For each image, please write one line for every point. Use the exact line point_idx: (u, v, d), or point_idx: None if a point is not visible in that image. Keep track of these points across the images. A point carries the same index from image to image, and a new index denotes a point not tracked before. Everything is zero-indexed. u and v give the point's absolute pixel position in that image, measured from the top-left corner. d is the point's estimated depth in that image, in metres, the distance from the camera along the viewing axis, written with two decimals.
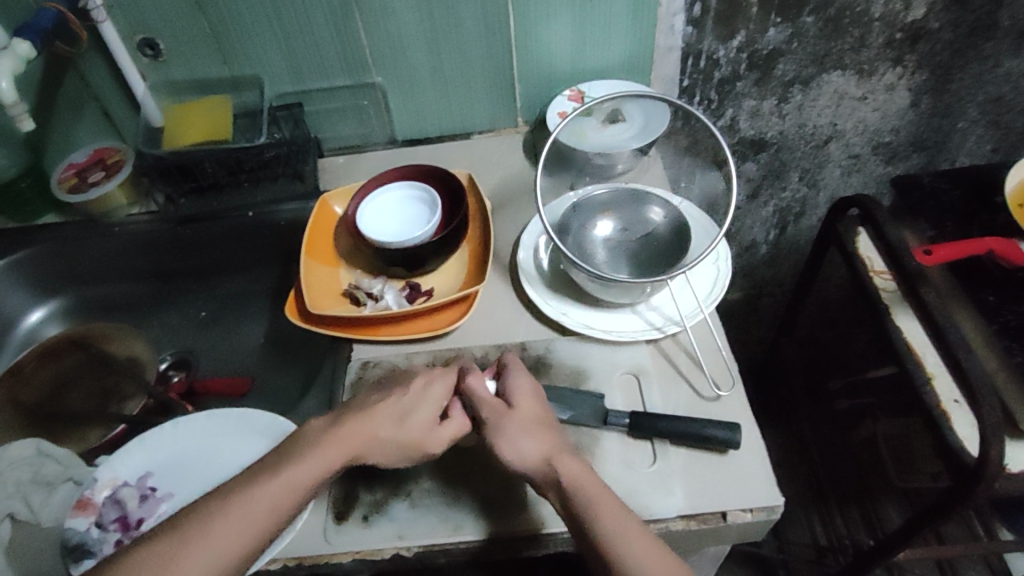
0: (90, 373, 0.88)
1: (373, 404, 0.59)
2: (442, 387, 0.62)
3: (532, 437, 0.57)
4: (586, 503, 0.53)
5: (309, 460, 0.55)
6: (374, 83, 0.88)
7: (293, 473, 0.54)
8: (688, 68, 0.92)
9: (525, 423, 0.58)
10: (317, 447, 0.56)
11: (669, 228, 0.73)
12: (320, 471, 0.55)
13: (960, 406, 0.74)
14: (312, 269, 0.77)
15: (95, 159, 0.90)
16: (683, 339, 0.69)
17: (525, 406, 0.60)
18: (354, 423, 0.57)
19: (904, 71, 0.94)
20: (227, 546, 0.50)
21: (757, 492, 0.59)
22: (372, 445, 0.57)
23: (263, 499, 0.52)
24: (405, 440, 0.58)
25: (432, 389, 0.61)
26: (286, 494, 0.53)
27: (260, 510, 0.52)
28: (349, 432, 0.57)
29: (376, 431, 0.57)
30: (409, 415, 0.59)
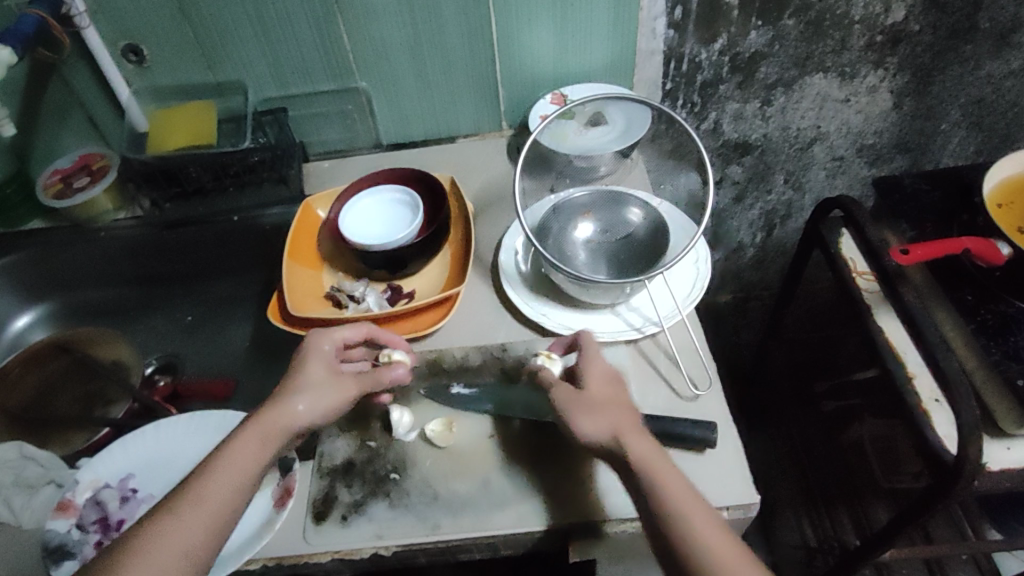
0: (75, 378, 0.88)
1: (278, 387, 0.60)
2: (331, 342, 0.63)
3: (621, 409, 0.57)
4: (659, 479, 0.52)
5: (234, 450, 0.56)
6: (359, 88, 0.89)
7: (229, 465, 0.55)
8: (671, 71, 0.92)
9: (608, 398, 0.58)
10: (240, 436, 0.57)
11: (648, 230, 0.73)
12: (250, 461, 0.56)
13: (941, 406, 0.75)
14: (294, 271, 0.78)
15: (81, 164, 0.90)
16: (663, 339, 0.70)
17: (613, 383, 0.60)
18: (269, 407, 0.58)
19: (886, 73, 0.95)
20: (175, 548, 0.51)
21: (734, 490, 0.59)
22: (291, 413, 0.58)
23: (208, 497, 0.53)
24: (319, 402, 0.59)
25: (324, 347, 0.62)
26: (227, 489, 0.54)
27: (204, 505, 0.53)
28: (267, 413, 0.58)
29: (285, 407, 0.58)
30: (307, 375, 0.60)
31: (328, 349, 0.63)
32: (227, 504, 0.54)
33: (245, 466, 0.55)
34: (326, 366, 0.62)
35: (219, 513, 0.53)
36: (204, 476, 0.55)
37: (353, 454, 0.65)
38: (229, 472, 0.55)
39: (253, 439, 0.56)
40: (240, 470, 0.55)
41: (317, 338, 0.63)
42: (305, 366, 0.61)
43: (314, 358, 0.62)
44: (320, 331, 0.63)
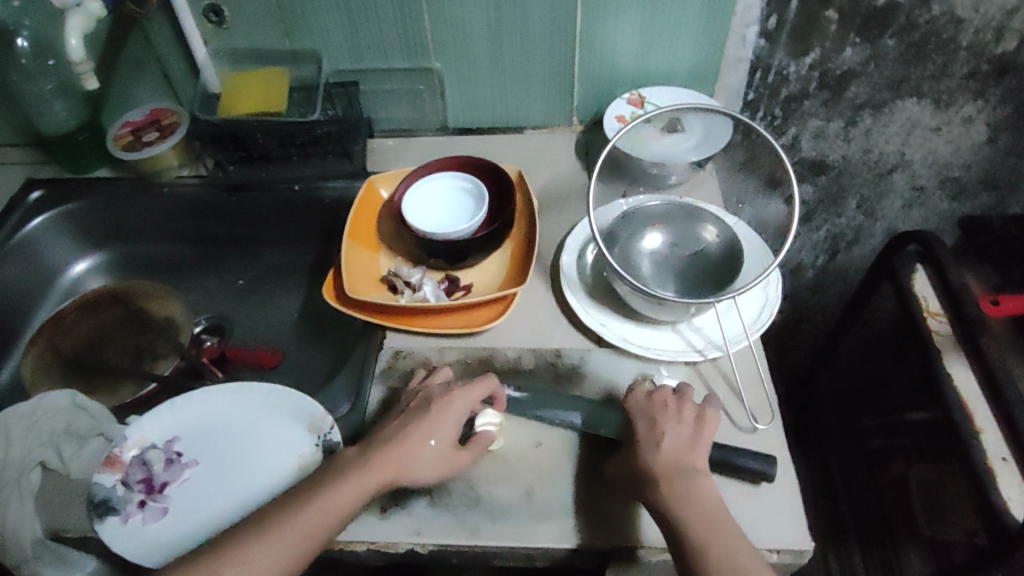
0: (127, 329, 0.89)
1: (399, 433, 0.59)
2: (462, 402, 0.61)
3: (677, 447, 0.57)
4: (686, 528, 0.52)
5: (341, 486, 0.56)
6: (433, 69, 0.87)
7: (326, 501, 0.55)
8: (755, 81, 0.89)
9: (655, 436, 0.58)
10: (351, 475, 0.56)
11: (721, 250, 0.70)
12: (353, 500, 0.55)
13: (1007, 465, 0.71)
14: (353, 250, 0.77)
15: (151, 118, 0.90)
16: (724, 364, 0.67)
17: (675, 420, 0.59)
18: (385, 452, 0.58)
19: (985, 104, 0.89)
20: (264, 568, 0.52)
21: (786, 530, 0.56)
22: (405, 467, 0.57)
23: (300, 523, 0.54)
24: (435, 463, 0.58)
25: (454, 405, 0.61)
26: (320, 521, 0.54)
27: (293, 532, 0.53)
28: (383, 460, 0.57)
29: (403, 455, 0.58)
30: (432, 435, 0.59)
31: (463, 412, 0.61)
32: (319, 534, 0.54)
33: (340, 507, 0.55)
34: (452, 432, 0.60)
35: (303, 543, 0.53)
36: (307, 501, 0.55)
37: None
38: (328, 509, 0.55)
39: (362, 482, 0.56)
40: (335, 509, 0.55)
41: (455, 397, 0.61)
42: (430, 418, 0.60)
43: (443, 419, 0.60)
44: (463, 394, 0.61)
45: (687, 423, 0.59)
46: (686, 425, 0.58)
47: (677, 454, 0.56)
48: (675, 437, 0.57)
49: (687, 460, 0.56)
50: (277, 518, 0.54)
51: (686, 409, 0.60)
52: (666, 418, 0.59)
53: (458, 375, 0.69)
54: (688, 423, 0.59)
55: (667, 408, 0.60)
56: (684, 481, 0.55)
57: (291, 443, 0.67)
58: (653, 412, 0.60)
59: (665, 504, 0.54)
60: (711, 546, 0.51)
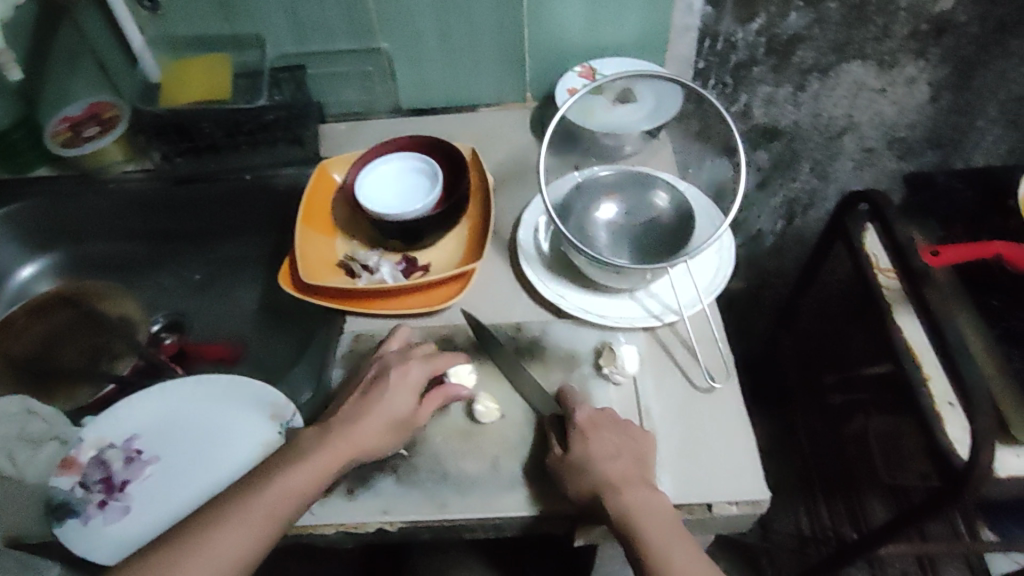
0: (81, 329, 0.87)
1: (359, 412, 0.60)
2: (419, 373, 0.62)
3: (626, 463, 0.57)
4: (640, 533, 0.54)
5: (303, 467, 0.56)
6: (381, 49, 0.86)
7: (287, 483, 0.55)
8: (704, 49, 0.89)
9: (606, 449, 0.57)
10: (314, 452, 0.57)
11: (674, 216, 0.71)
12: (312, 484, 0.56)
13: (954, 409, 0.75)
14: (307, 236, 0.76)
15: (91, 113, 0.88)
16: (681, 327, 0.69)
17: (623, 433, 0.59)
18: (346, 432, 0.58)
19: (926, 64, 0.91)
20: (229, 550, 0.53)
21: (743, 483, 0.59)
22: (365, 441, 0.58)
23: (263, 504, 0.54)
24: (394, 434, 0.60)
25: (411, 375, 0.62)
26: (281, 502, 0.55)
27: (257, 513, 0.54)
28: (344, 435, 0.58)
29: (364, 434, 0.58)
30: (389, 409, 0.60)
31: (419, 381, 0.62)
32: (280, 513, 0.55)
33: (302, 488, 0.56)
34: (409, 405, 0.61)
35: (267, 522, 0.54)
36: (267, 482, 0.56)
37: None
38: (288, 490, 0.55)
39: (322, 464, 0.57)
40: (295, 489, 0.55)
41: (409, 368, 0.62)
42: (388, 395, 0.60)
43: (400, 391, 0.61)
44: (418, 362, 0.63)
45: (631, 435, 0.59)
46: (628, 437, 0.59)
47: (627, 468, 0.57)
48: (623, 451, 0.58)
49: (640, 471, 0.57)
50: (239, 502, 0.55)
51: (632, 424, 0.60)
52: (615, 432, 0.59)
53: None
54: (629, 434, 0.59)
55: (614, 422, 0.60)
56: (642, 491, 0.56)
57: (254, 435, 0.66)
58: (604, 427, 0.59)
59: (620, 514, 0.55)
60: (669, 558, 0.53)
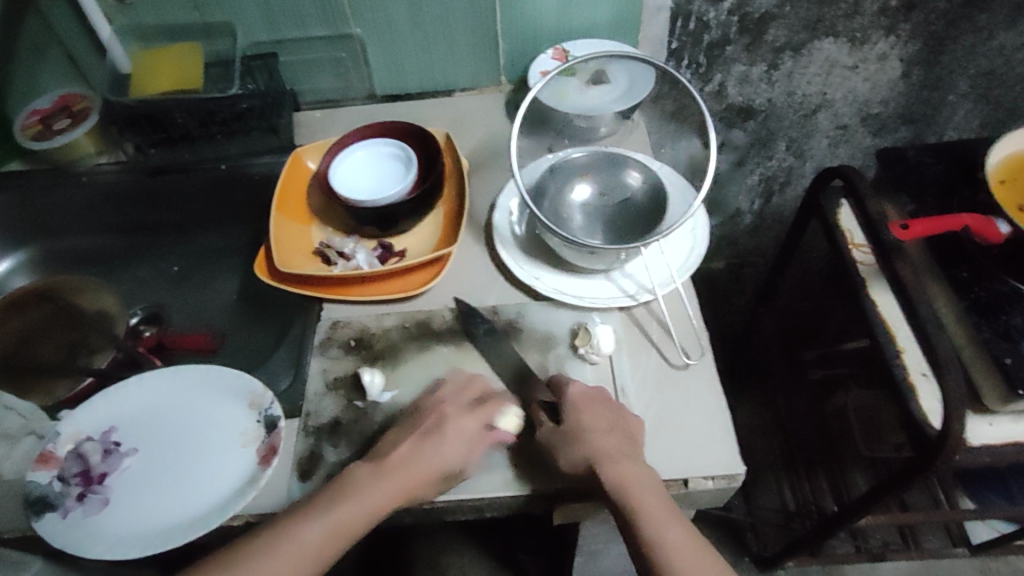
0: (56, 325, 0.85)
1: (410, 449, 0.58)
2: (479, 420, 0.60)
3: (612, 434, 0.58)
4: (635, 501, 0.55)
5: (350, 503, 0.55)
6: (353, 35, 0.85)
7: (335, 520, 0.54)
8: (677, 29, 0.89)
9: (599, 422, 0.58)
10: (369, 496, 0.55)
11: (647, 194, 0.72)
12: (356, 524, 0.54)
13: (927, 379, 0.77)
14: (282, 224, 0.76)
15: (60, 105, 0.87)
16: (656, 306, 0.70)
17: (618, 412, 0.60)
18: (399, 473, 0.56)
19: (897, 40, 0.91)
20: None
21: (718, 457, 0.60)
22: (416, 490, 0.56)
23: (302, 540, 0.53)
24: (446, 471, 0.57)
25: (471, 422, 0.59)
26: (323, 541, 0.53)
27: (305, 553, 0.53)
28: (393, 481, 0.56)
29: (418, 473, 0.56)
30: (443, 461, 0.57)
31: (478, 430, 0.60)
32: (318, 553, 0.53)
33: (347, 529, 0.54)
34: (462, 446, 0.59)
35: (305, 561, 0.53)
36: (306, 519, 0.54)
37: (340, 413, 0.66)
38: (334, 529, 0.54)
39: (371, 501, 0.55)
40: (341, 532, 0.54)
41: (466, 420, 0.60)
42: (443, 438, 0.58)
43: (458, 434, 0.59)
44: (474, 414, 0.60)
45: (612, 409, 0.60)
46: (615, 412, 0.60)
47: (615, 440, 0.57)
48: (605, 424, 0.58)
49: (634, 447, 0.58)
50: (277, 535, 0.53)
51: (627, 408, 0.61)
52: (612, 413, 0.59)
53: (398, 339, 0.69)
54: (611, 408, 0.60)
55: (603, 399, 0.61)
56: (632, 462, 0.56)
57: (231, 421, 0.66)
58: (599, 404, 0.60)
59: (612, 485, 0.55)
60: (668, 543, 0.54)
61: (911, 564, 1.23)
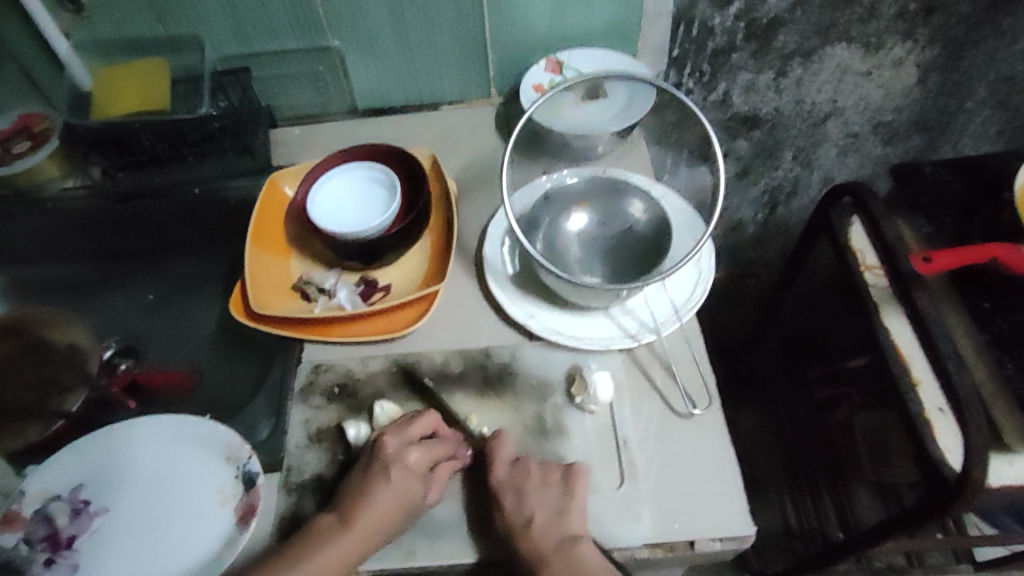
0: (25, 362, 0.78)
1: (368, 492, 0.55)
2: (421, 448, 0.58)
3: (548, 522, 0.55)
4: None
5: (330, 552, 0.53)
6: (332, 47, 0.79)
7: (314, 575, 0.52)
8: (679, 36, 0.83)
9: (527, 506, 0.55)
10: (335, 544, 0.53)
11: (650, 226, 0.67)
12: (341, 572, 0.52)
13: (945, 415, 0.72)
14: (258, 258, 0.71)
15: (20, 126, 0.81)
16: (658, 346, 0.66)
17: (541, 488, 0.56)
18: (364, 515, 0.54)
19: (914, 45, 0.85)
20: None
21: (726, 519, 0.56)
22: (383, 532, 0.54)
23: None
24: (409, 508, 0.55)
25: (412, 450, 0.57)
26: None
27: None
28: (355, 535, 0.53)
29: (386, 516, 0.54)
30: (403, 498, 0.55)
31: (423, 462, 0.57)
32: None
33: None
34: (414, 480, 0.56)
35: None
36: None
37: (323, 468, 0.62)
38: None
39: (353, 546, 0.53)
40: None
41: (414, 454, 0.57)
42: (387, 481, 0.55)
43: (407, 470, 0.56)
44: (421, 449, 0.58)
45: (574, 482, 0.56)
46: (553, 490, 0.56)
47: (558, 529, 0.55)
48: (546, 506, 0.55)
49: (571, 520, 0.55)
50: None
51: (553, 472, 0.57)
52: (536, 492, 0.56)
53: (385, 386, 0.65)
54: (554, 487, 0.57)
55: (530, 476, 0.57)
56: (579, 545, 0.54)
57: (207, 478, 0.61)
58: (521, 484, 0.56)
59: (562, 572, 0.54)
60: None
61: None
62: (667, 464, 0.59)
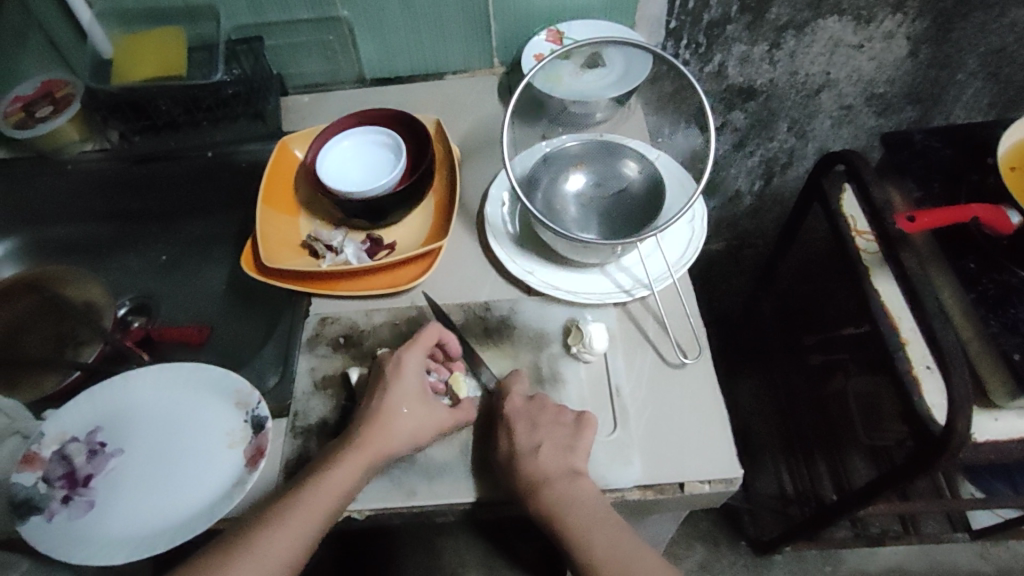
0: (46, 318, 0.82)
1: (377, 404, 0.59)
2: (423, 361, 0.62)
3: (555, 453, 0.57)
4: (573, 522, 0.55)
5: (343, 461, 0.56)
6: (340, 17, 0.82)
7: (329, 478, 0.55)
8: (675, 9, 0.85)
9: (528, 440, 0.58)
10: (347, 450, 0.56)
11: (644, 185, 0.70)
12: (353, 474, 0.55)
13: (931, 373, 0.75)
14: (268, 217, 0.74)
15: (43, 91, 0.86)
16: (652, 302, 0.69)
17: (553, 424, 0.59)
18: (373, 424, 0.58)
19: (905, 17, 0.87)
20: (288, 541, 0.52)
21: (716, 461, 0.59)
22: (391, 432, 0.57)
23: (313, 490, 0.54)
24: (417, 419, 0.59)
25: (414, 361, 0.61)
26: (329, 492, 0.54)
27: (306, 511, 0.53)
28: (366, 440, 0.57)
29: (392, 424, 0.58)
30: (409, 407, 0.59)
31: (417, 369, 0.61)
32: (331, 498, 0.54)
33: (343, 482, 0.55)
34: (419, 391, 0.60)
35: (318, 511, 0.54)
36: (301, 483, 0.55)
37: (328, 414, 0.65)
38: (332, 482, 0.55)
39: (364, 450, 0.56)
40: (339, 485, 0.55)
41: (409, 355, 0.61)
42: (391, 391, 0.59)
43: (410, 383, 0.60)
44: (413, 348, 0.61)
45: (566, 426, 0.59)
46: (561, 430, 0.59)
47: (555, 459, 0.57)
48: (554, 439, 0.58)
49: (563, 460, 0.57)
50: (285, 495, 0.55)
51: (565, 415, 0.60)
52: (545, 424, 0.59)
53: (388, 337, 0.68)
54: (547, 426, 0.59)
55: (544, 410, 0.60)
56: (568, 479, 0.57)
57: (217, 423, 0.64)
58: (522, 420, 0.59)
59: (555, 505, 0.56)
60: (595, 553, 0.54)
61: (910, 550, 1.23)
62: (659, 412, 0.62)
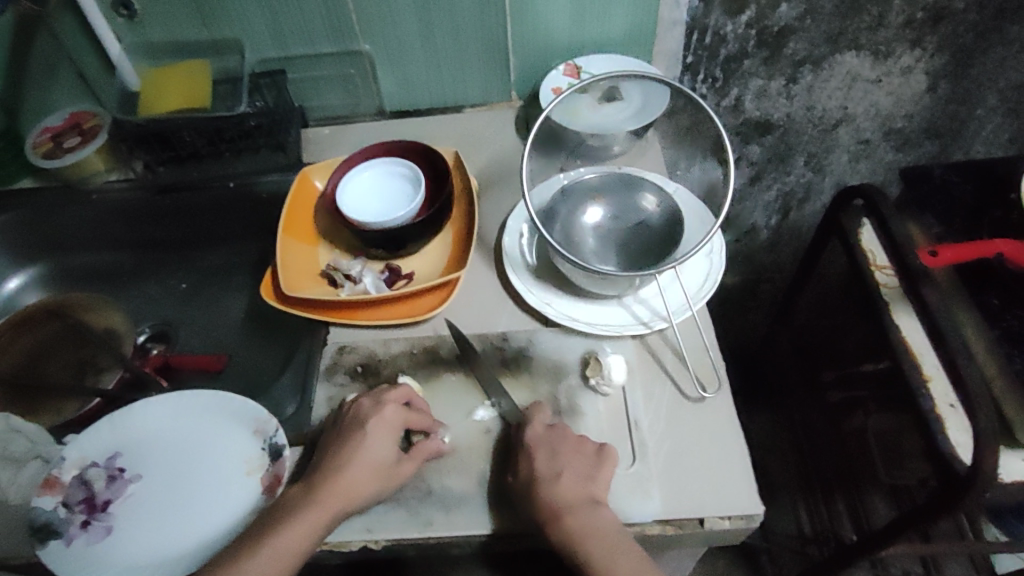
0: (67, 344, 0.83)
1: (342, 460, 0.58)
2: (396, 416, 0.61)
3: (576, 481, 0.56)
4: (587, 554, 0.54)
5: (301, 518, 0.55)
6: (362, 51, 0.84)
7: (286, 536, 0.54)
8: (693, 44, 0.86)
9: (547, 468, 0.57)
10: (305, 507, 0.56)
11: (662, 219, 0.70)
12: (309, 533, 0.54)
13: (956, 411, 0.71)
14: (288, 246, 0.76)
15: (72, 123, 0.88)
16: (670, 335, 0.68)
17: (574, 453, 0.58)
18: (335, 480, 0.57)
19: (923, 53, 0.88)
20: None
21: (735, 498, 0.58)
22: (357, 493, 0.57)
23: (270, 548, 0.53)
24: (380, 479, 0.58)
25: (385, 417, 0.60)
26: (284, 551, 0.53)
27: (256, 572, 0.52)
28: (327, 498, 0.56)
29: (353, 481, 0.57)
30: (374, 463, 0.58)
31: (396, 426, 0.61)
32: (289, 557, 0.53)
33: (300, 541, 0.54)
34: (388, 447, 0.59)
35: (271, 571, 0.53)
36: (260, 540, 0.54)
37: None
38: (287, 541, 0.54)
39: (322, 509, 0.55)
40: (296, 543, 0.54)
41: (385, 411, 0.61)
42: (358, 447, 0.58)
43: (378, 437, 0.59)
44: (395, 406, 0.61)
45: (585, 458, 0.58)
46: (581, 460, 0.58)
47: (576, 488, 0.56)
48: (572, 473, 0.57)
49: (582, 492, 0.56)
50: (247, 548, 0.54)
51: (586, 445, 0.60)
52: (567, 453, 0.58)
53: (406, 366, 0.68)
54: (564, 459, 0.58)
55: (565, 440, 0.59)
56: (588, 512, 0.56)
57: (236, 450, 0.64)
58: (543, 448, 0.58)
59: (575, 537, 0.55)
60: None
61: None
62: (679, 444, 0.61)
